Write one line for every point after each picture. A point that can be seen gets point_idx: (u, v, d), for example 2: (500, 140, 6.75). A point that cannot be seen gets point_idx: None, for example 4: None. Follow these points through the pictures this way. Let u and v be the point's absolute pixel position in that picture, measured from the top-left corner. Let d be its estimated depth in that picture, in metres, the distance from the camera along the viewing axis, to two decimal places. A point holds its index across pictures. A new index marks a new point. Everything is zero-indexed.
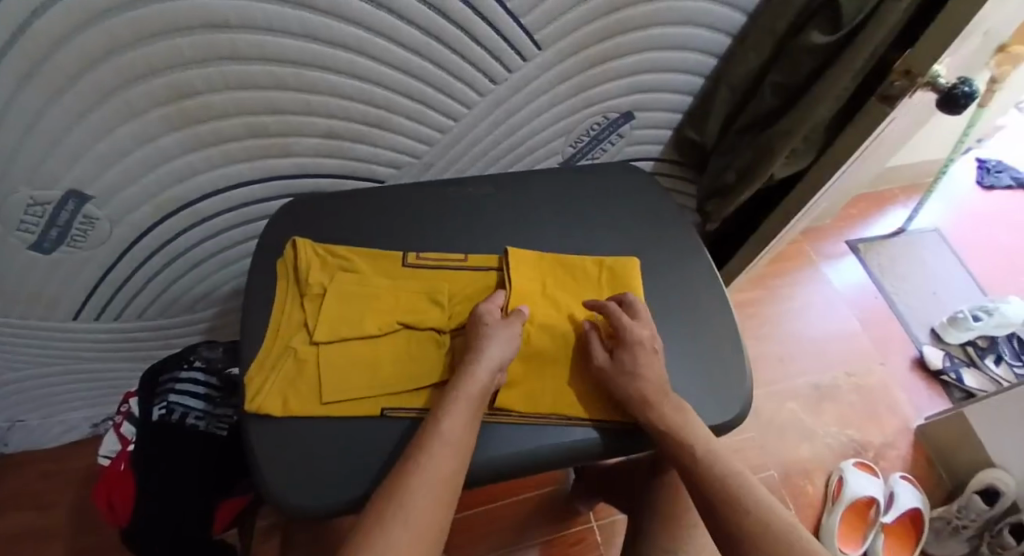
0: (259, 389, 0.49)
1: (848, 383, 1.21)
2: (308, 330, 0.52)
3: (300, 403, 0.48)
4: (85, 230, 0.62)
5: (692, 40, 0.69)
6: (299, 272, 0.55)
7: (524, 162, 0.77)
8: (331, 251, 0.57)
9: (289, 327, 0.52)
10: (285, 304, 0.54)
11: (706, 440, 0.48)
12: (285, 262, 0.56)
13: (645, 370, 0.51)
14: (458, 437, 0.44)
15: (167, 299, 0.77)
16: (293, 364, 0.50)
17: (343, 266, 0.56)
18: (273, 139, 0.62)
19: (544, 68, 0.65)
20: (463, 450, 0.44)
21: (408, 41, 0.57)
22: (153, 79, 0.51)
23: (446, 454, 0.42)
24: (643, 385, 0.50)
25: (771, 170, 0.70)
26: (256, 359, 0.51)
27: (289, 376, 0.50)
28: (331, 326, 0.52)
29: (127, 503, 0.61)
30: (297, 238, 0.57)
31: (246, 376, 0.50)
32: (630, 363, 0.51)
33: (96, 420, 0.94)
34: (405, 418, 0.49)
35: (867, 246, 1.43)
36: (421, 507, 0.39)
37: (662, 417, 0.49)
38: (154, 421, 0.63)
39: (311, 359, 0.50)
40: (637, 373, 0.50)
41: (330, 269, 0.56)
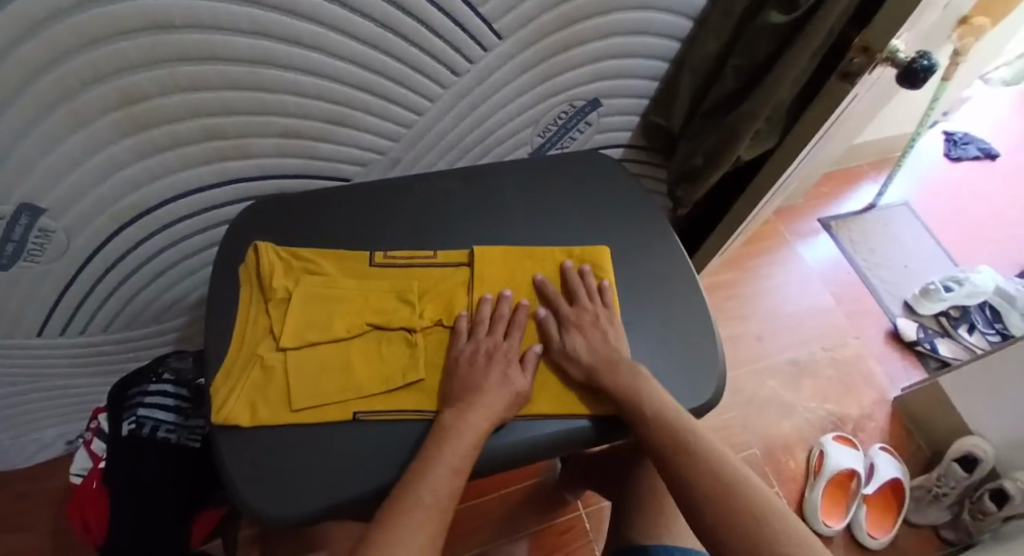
0: (226, 398, 0.48)
1: (826, 358, 1.23)
2: (274, 337, 0.51)
3: (269, 412, 0.47)
4: (42, 243, 0.60)
5: (654, 24, 0.68)
6: (262, 277, 0.54)
7: (492, 154, 0.76)
8: (296, 254, 0.56)
9: (254, 334, 0.52)
10: (249, 311, 0.53)
11: (668, 401, 0.50)
12: (246, 267, 0.55)
13: (592, 346, 0.52)
14: (440, 495, 0.42)
15: (133, 311, 0.76)
16: (259, 371, 0.49)
17: (309, 268, 0.55)
18: (232, 141, 0.60)
19: (505, 57, 0.64)
20: (444, 508, 0.42)
21: (364, 35, 0.55)
22: (100, 85, 0.49)
23: (428, 516, 0.41)
24: (593, 360, 0.52)
25: (739, 152, 0.70)
26: (223, 369, 0.50)
27: (257, 385, 0.48)
28: (297, 332, 0.51)
29: (99, 522, 0.61)
30: (258, 242, 0.55)
31: (212, 386, 0.49)
32: (577, 341, 0.53)
33: (70, 436, 0.92)
34: (379, 421, 0.48)
35: (839, 223, 1.44)
36: None
37: (619, 385, 0.50)
38: (124, 437, 0.61)
39: (278, 366, 0.49)
40: (583, 348, 0.52)
41: (294, 274, 0.55)
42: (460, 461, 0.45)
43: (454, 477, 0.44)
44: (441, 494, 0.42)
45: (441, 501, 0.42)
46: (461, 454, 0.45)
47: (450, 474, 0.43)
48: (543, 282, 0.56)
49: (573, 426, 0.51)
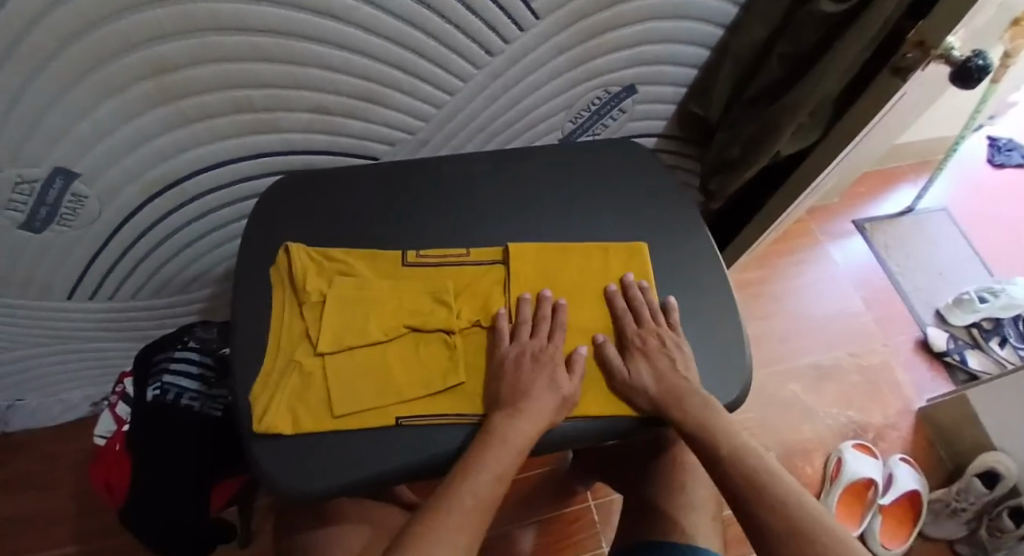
0: (265, 407, 0.46)
1: (850, 363, 1.20)
2: (310, 340, 0.50)
3: (310, 419, 0.46)
4: (74, 208, 0.61)
5: (697, 9, 0.66)
6: (294, 280, 0.52)
7: (522, 138, 0.75)
8: (325, 255, 0.55)
9: (290, 338, 0.50)
10: (283, 316, 0.52)
11: (734, 433, 0.49)
12: (278, 268, 0.54)
13: (657, 374, 0.51)
14: (482, 497, 0.43)
15: (160, 280, 0.77)
16: (298, 378, 0.48)
17: (340, 269, 0.54)
18: (261, 114, 0.60)
19: (542, 38, 0.63)
20: (486, 509, 0.43)
21: (398, 9, 0.54)
22: (137, 51, 0.49)
23: (469, 518, 0.42)
24: (656, 389, 0.50)
25: (779, 145, 0.68)
26: (260, 377, 0.49)
27: (295, 390, 0.47)
28: (334, 334, 0.50)
29: (122, 484, 0.62)
30: (290, 243, 0.54)
31: (251, 395, 0.48)
32: (639, 369, 0.51)
33: (95, 400, 0.94)
34: (422, 426, 0.47)
35: (873, 225, 1.40)
36: None
37: (689, 419, 0.49)
38: (148, 402, 0.62)
39: (317, 370, 0.48)
40: (650, 380, 0.51)
41: (327, 275, 0.54)
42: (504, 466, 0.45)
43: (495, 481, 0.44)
44: (480, 497, 0.43)
45: (479, 505, 0.43)
46: (503, 460, 0.45)
47: (491, 478, 0.44)
48: (614, 295, 0.55)
49: (599, 422, 0.51)
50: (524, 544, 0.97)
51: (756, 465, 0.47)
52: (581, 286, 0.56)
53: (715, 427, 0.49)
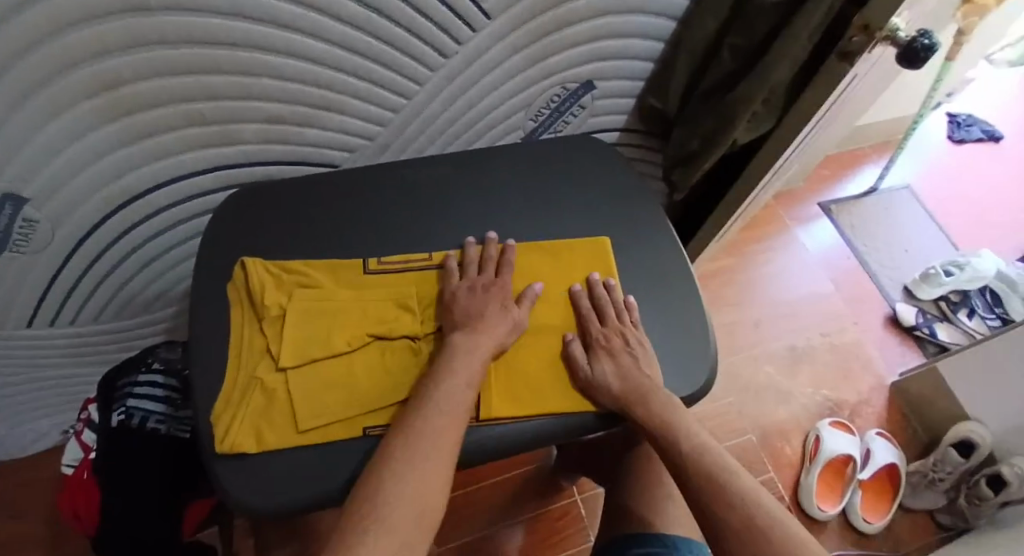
0: (227, 428, 0.45)
1: (824, 343, 1.22)
2: (272, 356, 0.49)
3: (276, 436, 0.46)
4: (27, 233, 0.60)
5: (649, 2, 0.66)
6: (253, 295, 0.51)
7: (484, 139, 0.75)
8: (285, 268, 0.54)
9: (251, 354, 0.49)
10: (243, 332, 0.51)
11: (692, 431, 0.50)
12: (234, 284, 0.53)
13: (620, 371, 0.51)
14: (451, 409, 0.44)
15: (122, 301, 0.75)
16: (261, 395, 0.47)
17: (301, 280, 0.53)
18: (214, 127, 0.59)
19: (495, 38, 0.62)
20: (457, 421, 0.44)
21: (346, 15, 0.53)
22: (77, 70, 0.48)
23: (442, 430, 0.43)
24: (618, 388, 0.50)
25: (737, 133, 0.69)
26: (221, 397, 0.48)
27: (260, 408, 0.47)
28: (297, 349, 0.49)
29: (91, 513, 0.61)
30: (246, 258, 0.53)
31: (213, 415, 0.47)
32: (602, 368, 0.51)
33: (66, 427, 0.93)
34: None
35: (839, 206, 1.43)
36: (406, 495, 0.38)
37: (651, 414, 0.50)
38: (113, 428, 0.61)
39: (280, 387, 0.47)
40: (614, 377, 0.50)
41: (286, 288, 0.53)
42: (446, 424, 0.43)
43: (445, 439, 0.43)
44: (427, 456, 0.41)
45: (429, 463, 0.41)
46: (443, 418, 0.43)
47: (434, 434, 0.42)
48: (578, 294, 0.55)
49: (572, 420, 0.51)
50: (514, 543, 0.97)
51: (716, 461, 0.48)
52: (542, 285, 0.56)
53: (677, 426, 0.49)
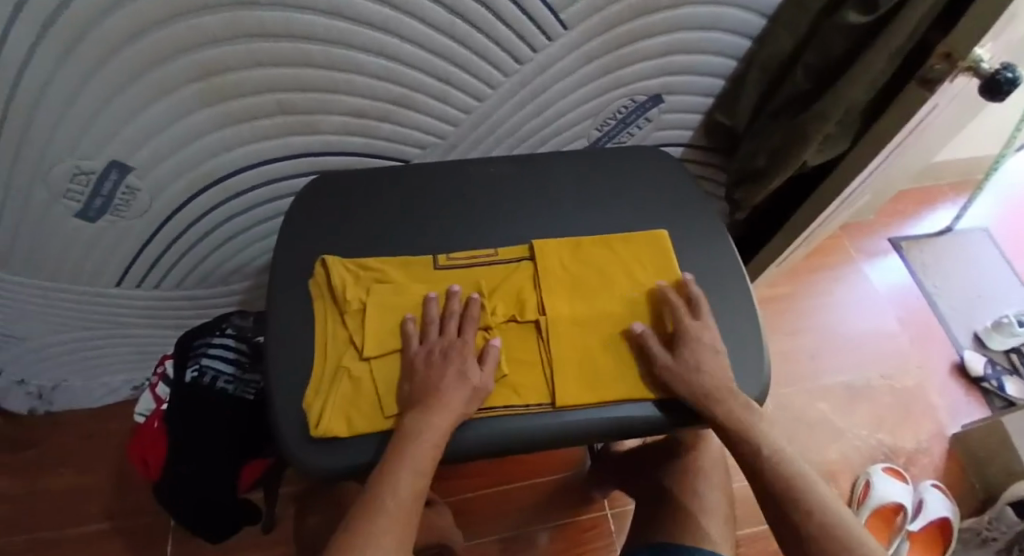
0: (321, 413, 0.48)
1: (883, 385, 1.18)
2: (356, 347, 0.51)
3: (365, 421, 0.48)
4: (128, 199, 0.66)
5: (723, 20, 0.67)
6: (334, 290, 0.54)
7: (550, 144, 0.76)
8: (361, 265, 0.56)
9: (336, 346, 0.51)
10: (325, 325, 0.53)
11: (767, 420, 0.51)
12: (316, 284, 0.55)
13: (705, 364, 0.51)
14: (404, 503, 0.44)
15: (204, 270, 0.82)
16: (348, 384, 0.49)
17: (376, 277, 0.56)
18: (303, 116, 0.63)
19: (571, 47, 0.64)
20: (409, 516, 0.44)
21: (433, 19, 0.57)
22: (189, 54, 0.53)
23: (393, 527, 0.43)
24: (702, 383, 0.50)
25: (806, 155, 0.68)
26: (311, 386, 0.50)
27: (348, 396, 0.49)
28: (378, 339, 0.51)
29: (159, 460, 0.66)
30: (326, 256, 0.56)
31: (304, 404, 0.49)
32: (691, 363, 0.50)
33: (135, 383, 1.03)
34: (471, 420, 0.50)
35: (910, 243, 1.38)
36: None
37: (730, 412, 0.49)
38: (187, 384, 0.65)
39: (366, 376, 0.50)
40: (700, 369, 0.50)
41: (364, 283, 0.55)
42: (425, 460, 0.45)
43: (399, 523, 0.43)
44: (404, 498, 0.44)
45: (404, 503, 0.44)
46: (422, 458, 0.45)
47: (413, 475, 0.44)
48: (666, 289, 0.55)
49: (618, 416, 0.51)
50: (541, 546, 0.98)
51: (793, 467, 0.48)
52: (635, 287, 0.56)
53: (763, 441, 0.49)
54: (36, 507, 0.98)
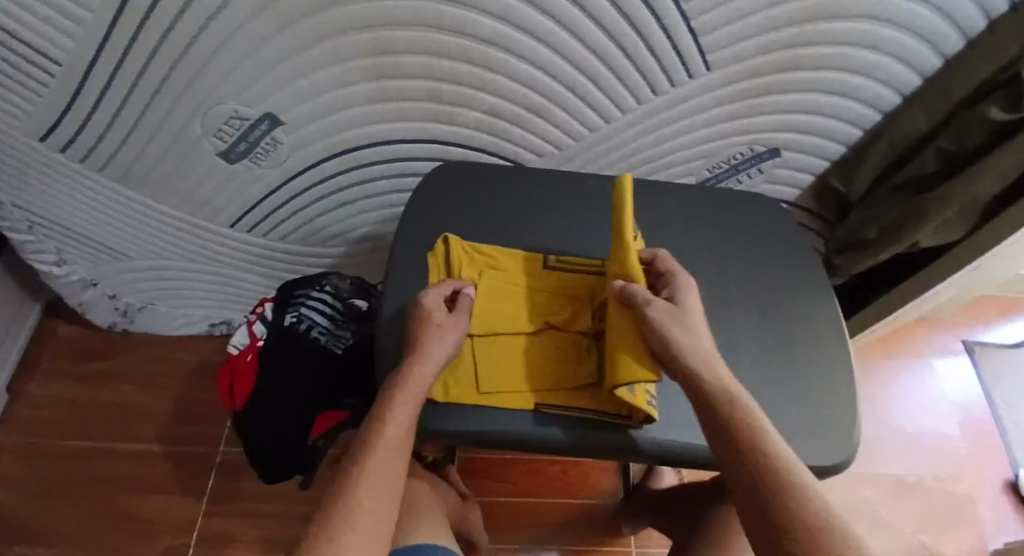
0: None
1: (932, 485, 1.14)
2: None
3: (461, 392, 0.52)
4: (268, 150, 0.72)
5: (859, 90, 0.68)
6: (450, 266, 0.58)
7: (661, 174, 0.79)
8: (478, 248, 0.60)
9: None
10: None
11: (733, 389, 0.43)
12: (433, 256, 0.59)
13: (700, 330, 0.47)
14: (388, 464, 0.41)
15: (311, 229, 0.87)
16: None
17: (489, 263, 0.59)
18: (445, 106, 0.67)
19: (708, 88, 0.66)
20: (396, 479, 0.41)
21: (589, 40, 0.60)
22: (365, 32, 0.58)
23: (376, 485, 0.40)
24: (691, 343, 0.45)
25: (919, 236, 0.69)
26: None
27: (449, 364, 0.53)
28: (485, 320, 0.55)
29: (244, 391, 0.70)
30: (448, 234, 0.60)
31: None
32: (683, 322, 0.47)
33: (214, 321, 1.09)
34: (557, 416, 0.53)
35: (983, 349, 1.32)
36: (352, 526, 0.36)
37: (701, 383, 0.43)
38: (285, 327, 0.70)
39: (467, 351, 0.54)
40: (685, 325, 0.47)
41: (477, 266, 0.59)
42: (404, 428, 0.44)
43: (385, 485, 0.40)
44: (388, 461, 0.42)
45: (387, 468, 0.41)
46: (400, 423, 0.44)
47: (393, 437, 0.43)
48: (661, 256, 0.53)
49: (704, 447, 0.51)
50: None
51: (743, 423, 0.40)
52: (627, 254, 0.51)
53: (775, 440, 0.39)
54: (103, 414, 1.05)
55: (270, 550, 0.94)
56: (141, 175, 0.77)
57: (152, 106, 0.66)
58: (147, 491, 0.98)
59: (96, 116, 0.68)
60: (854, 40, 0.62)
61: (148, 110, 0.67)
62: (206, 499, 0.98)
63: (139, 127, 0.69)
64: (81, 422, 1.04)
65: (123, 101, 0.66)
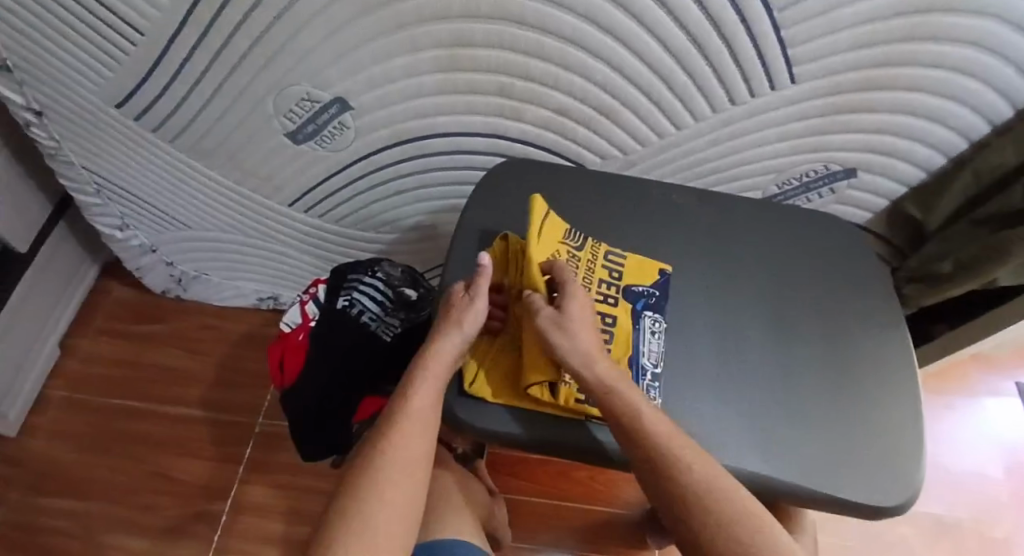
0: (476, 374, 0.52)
1: (976, 529, 1.08)
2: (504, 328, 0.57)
3: (511, 394, 0.52)
4: (335, 134, 0.73)
5: (952, 117, 0.65)
6: (503, 267, 0.58)
7: (725, 185, 0.76)
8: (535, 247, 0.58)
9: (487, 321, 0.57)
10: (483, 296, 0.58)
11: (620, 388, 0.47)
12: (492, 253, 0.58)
13: (582, 329, 0.50)
14: (411, 462, 0.43)
15: (365, 213, 0.87)
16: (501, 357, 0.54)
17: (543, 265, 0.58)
18: (514, 102, 0.67)
19: (789, 101, 0.64)
20: (419, 476, 0.43)
21: (671, 44, 0.58)
22: (446, 23, 0.58)
23: (402, 483, 0.41)
24: (572, 349, 0.49)
25: (998, 273, 0.65)
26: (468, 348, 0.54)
27: (500, 367, 0.54)
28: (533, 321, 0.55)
29: (293, 368, 0.71)
30: (507, 232, 0.59)
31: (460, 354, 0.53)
32: (565, 327, 0.49)
33: (262, 295, 1.11)
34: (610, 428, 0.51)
35: None
36: (377, 526, 0.38)
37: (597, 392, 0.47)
38: (336, 310, 0.71)
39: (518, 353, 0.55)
40: (564, 334, 0.49)
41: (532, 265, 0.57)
42: (426, 424, 0.45)
43: (410, 484, 0.42)
44: (411, 457, 0.43)
45: (411, 465, 0.42)
46: (422, 417, 0.45)
47: (416, 433, 0.44)
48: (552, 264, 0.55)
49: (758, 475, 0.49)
50: None
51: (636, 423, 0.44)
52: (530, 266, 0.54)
53: (666, 435, 0.44)
54: (151, 375, 1.08)
55: (298, 524, 0.96)
56: (209, 148, 0.79)
57: (229, 82, 0.67)
58: (186, 454, 1.02)
59: (174, 88, 0.70)
60: (954, 62, 0.59)
61: (223, 86, 0.68)
62: (242, 466, 1.01)
63: (212, 102, 0.71)
64: (130, 381, 1.08)
65: (200, 75, 0.67)
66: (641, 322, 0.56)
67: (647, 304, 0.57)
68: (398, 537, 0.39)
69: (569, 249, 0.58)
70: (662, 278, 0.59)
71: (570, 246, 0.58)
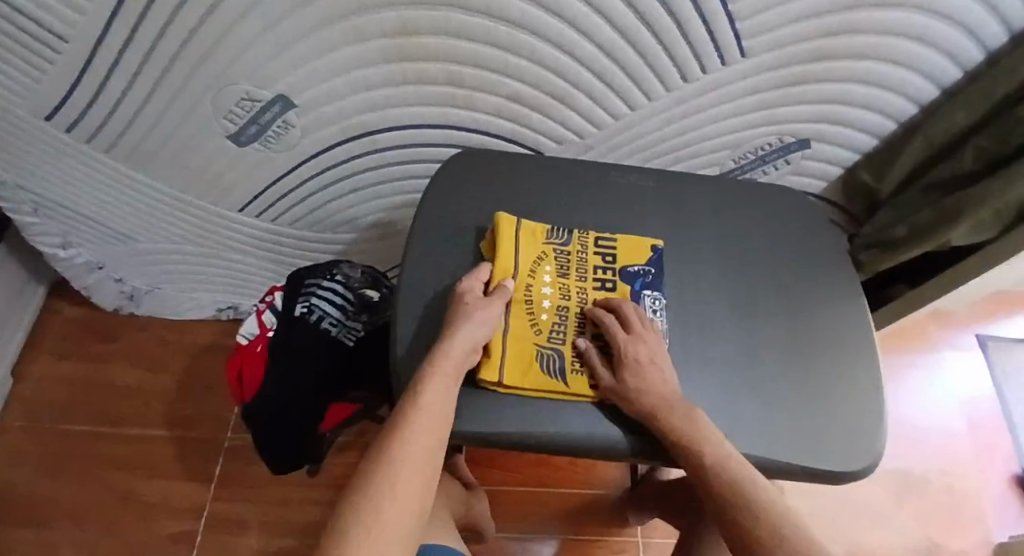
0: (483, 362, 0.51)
1: (940, 481, 1.12)
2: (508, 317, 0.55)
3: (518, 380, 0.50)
4: (280, 133, 0.70)
5: (902, 83, 0.66)
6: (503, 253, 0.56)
7: (683, 163, 0.76)
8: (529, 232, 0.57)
9: None
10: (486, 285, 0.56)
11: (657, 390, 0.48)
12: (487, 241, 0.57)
13: (654, 373, 0.49)
14: (418, 460, 0.40)
15: (321, 213, 0.85)
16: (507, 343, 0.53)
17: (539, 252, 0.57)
18: (465, 91, 0.65)
19: (743, 76, 0.63)
20: (427, 476, 0.40)
21: (621, 24, 0.57)
22: (388, 11, 0.55)
23: (409, 480, 0.38)
24: (649, 397, 0.47)
25: (950, 236, 0.66)
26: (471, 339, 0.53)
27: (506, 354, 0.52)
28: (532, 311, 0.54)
29: (252, 381, 0.69)
30: (503, 215, 0.57)
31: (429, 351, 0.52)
32: (635, 377, 0.48)
33: (220, 305, 1.07)
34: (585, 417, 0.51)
35: (997, 344, 1.27)
36: (384, 520, 0.35)
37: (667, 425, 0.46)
38: (295, 317, 0.69)
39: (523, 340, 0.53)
40: (637, 388, 0.48)
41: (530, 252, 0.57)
42: (436, 424, 0.43)
43: (419, 483, 0.39)
44: (418, 455, 0.40)
45: (420, 464, 0.40)
46: (433, 417, 0.43)
47: (425, 432, 0.42)
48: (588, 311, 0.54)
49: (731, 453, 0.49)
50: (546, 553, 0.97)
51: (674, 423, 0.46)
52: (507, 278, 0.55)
53: (705, 431, 0.45)
54: (108, 395, 1.04)
55: (275, 536, 0.94)
56: (149, 156, 0.75)
57: (161, 84, 0.64)
58: (152, 474, 0.98)
59: (104, 94, 0.66)
60: (899, 27, 0.59)
61: (156, 89, 0.64)
62: (213, 482, 0.98)
63: (147, 107, 0.67)
64: (87, 404, 1.03)
65: (131, 79, 0.63)
66: (641, 302, 0.55)
67: (645, 283, 0.57)
68: (405, 537, 0.36)
69: (556, 245, 0.58)
70: (655, 255, 0.58)
71: (555, 243, 0.58)
